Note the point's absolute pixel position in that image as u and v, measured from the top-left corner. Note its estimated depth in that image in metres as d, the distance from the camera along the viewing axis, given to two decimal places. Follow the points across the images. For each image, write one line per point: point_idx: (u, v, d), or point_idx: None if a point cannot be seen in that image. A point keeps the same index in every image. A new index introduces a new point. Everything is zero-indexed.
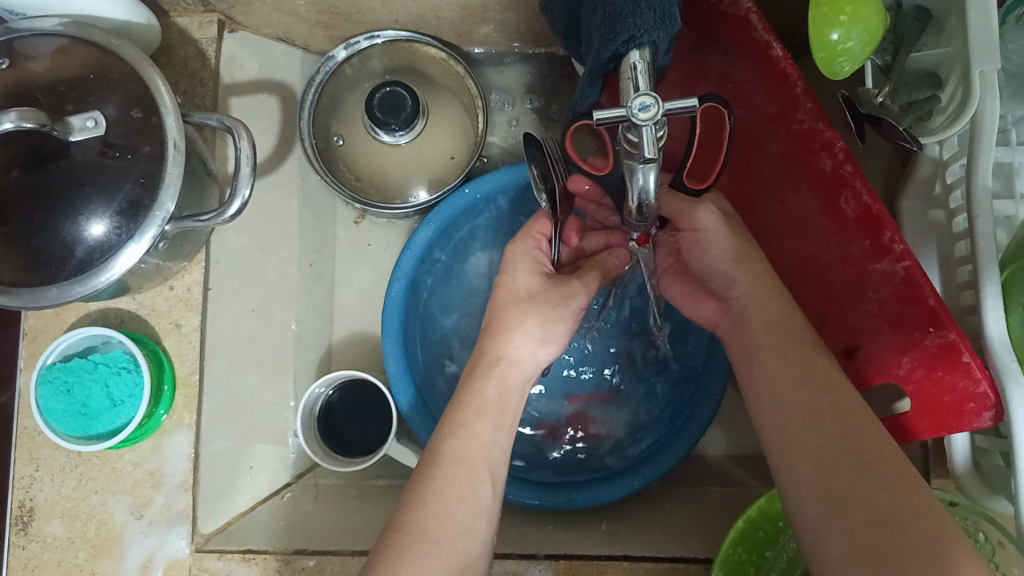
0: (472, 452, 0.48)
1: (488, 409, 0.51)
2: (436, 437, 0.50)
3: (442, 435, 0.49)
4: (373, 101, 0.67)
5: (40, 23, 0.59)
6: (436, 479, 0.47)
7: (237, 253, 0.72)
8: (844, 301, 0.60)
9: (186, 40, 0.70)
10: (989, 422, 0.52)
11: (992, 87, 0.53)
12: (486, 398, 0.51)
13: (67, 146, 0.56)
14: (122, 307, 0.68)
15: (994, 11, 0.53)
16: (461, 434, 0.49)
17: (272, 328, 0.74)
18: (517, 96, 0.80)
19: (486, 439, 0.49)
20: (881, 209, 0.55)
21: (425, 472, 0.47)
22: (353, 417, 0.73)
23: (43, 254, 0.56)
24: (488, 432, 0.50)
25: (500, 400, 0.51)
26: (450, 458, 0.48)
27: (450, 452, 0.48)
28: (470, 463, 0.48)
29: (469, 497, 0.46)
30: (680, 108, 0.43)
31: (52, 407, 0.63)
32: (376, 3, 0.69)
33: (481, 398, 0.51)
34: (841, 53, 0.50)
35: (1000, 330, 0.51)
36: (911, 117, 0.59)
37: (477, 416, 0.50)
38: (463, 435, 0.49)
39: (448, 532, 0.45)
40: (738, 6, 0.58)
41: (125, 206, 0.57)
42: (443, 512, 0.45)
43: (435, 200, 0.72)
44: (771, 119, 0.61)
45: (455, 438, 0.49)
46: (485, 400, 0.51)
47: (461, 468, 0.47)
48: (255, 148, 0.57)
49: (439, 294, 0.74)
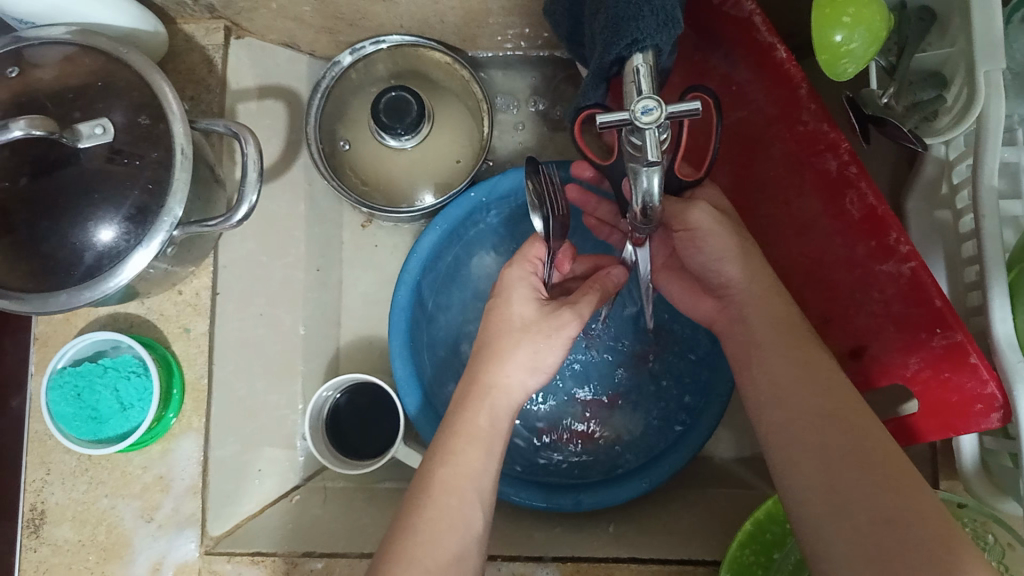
0: (463, 480, 0.49)
1: (478, 436, 0.51)
2: (426, 466, 0.50)
3: (432, 464, 0.49)
4: (378, 106, 0.67)
5: (48, 32, 0.60)
6: (426, 510, 0.47)
7: (244, 258, 0.72)
8: (850, 302, 0.60)
9: (192, 47, 0.71)
10: (997, 423, 0.52)
11: (998, 86, 0.53)
12: (478, 426, 0.51)
13: (75, 153, 0.56)
14: (130, 312, 0.68)
15: (998, 10, 0.53)
16: (451, 462, 0.49)
17: (279, 333, 0.75)
18: (522, 100, 0.80)
19: (476, 467, 0.49)
20: (886, 210, 0.55)
21: (416, 502, 0.48)
22: (359, 421, 0.73)
23: (52, 261, 0.57)
24: (479, 458, 0.50)
25: (491, 428, 0.51)
26: (440, 489, 0.48)
27: (441, 481, 0.48)
28: (461, 493, 0.48)
29: (459, 528, 0.47)
30: (682, 110, 0.43)
31: (62, 412, 0.64)
32: (380, 8, 0.69)
33: (473, 425, 0.51)
34: (844, 54, 0.50)
35: (1007, 329, 0.51)
36: (916, 117, 0.59)
37: (469, 443, 0.50)
38: (455, 463, 0.49)
39: (439, 557, 0.45)
40: (741, 7, 0.58)
41: (133, 212, 0.57)
42: (431, 543, 0.46)
43: (440, 203, 0.72)
44: (775, 120, 0.61)
45: (446, 467, 0.49)
46: (480, 421, 0.51)
47: (452, 499, 0.48)
48: (262, 152, 0.58)
49: (445, 298, 0.75)
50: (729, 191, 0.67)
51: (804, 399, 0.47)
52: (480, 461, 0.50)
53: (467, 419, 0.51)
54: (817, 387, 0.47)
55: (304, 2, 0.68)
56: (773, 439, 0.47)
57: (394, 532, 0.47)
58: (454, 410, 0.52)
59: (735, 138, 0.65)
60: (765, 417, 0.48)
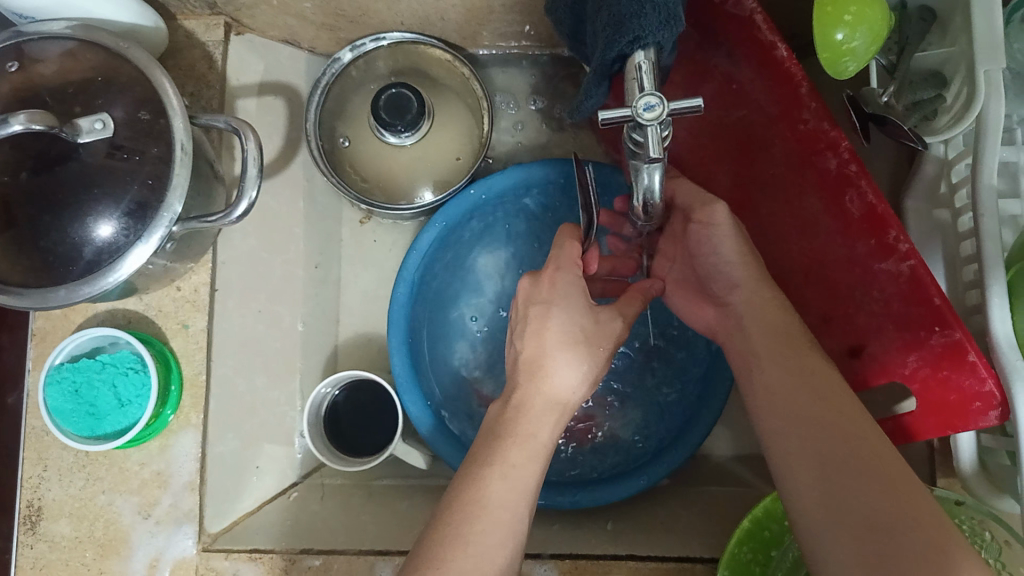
0: (517, 493, 0.47)
1: (533, 450, 0.50)
2: (480, 475, 0.48)
3: (489, 475, 0.48)
4: (379, 103, 0.67)
5: (48, 26, 0.59)
6: (481, 521, 0.46)
7: (244, 255, 0.72)
8: (849, 301, 0.60)
9: (193, 43, 0.71)
10: (994, 421, 0.52)
11: (998, 86, 0.53)
12: (537, 442, 0.50)
13: (75, 149, 0.56)
14: (129, 308, 0.68)
15: (999, 10, 0.53)
16: (509, 475, 0.48)
17: (278, 329, 0.74)
18: (521, 98, 0.80)
19: (530, 483, 0.48)
20: (887, 209, 0.55)
21: (466, 510, 0.46)
22: (359, 417, 0.73)
23: (52, 256, 0.56)
24: (534, 474, 0.49)
25: (547, 445, 0.51)
26: (495, 500, 0.47)
27: (497, 495, 0.47)
28: (516, 509, 0.47)
29: (509, 542, 0.46)
30: (685, 108, 0.43)
31: (60, 408, 0.63)
32: (382, 5, 0.69)
33: (531, 439, 0.50)
34: (846, 53, 0.50)
35: (1006, 329, 0.51)
36: (917, 117, 0.59)
37: (523, 456, 0.49)
38: (510, 474, 0.48)
39: (485, 568, 0.44)
40: (743, 5, 0.59)
41: (133, 207, 0.57)
42: (486, 557, 0.44)
43: (440, 201, 0.72)
44: (775, 119, 0.61)
45: (503, 480, 0.48)
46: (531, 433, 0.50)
47: (506, 512, 0.46)
48: (262, 148, 0.58)
49: (443, 296, 0.74)
50: (729, 191, 0.66)
51: (804, 398, 0.47)
52: (532, 475, 0.49)
53: (524, 431, 0.50)
54: (817, 384, 0.47)
55: None
56: (772, 437, 0.47)
57: (444, 536, 0.45)
58: (507, 419, 0.51)
59: (735, 137, 0.65)
60: (764, 414, 0.48)
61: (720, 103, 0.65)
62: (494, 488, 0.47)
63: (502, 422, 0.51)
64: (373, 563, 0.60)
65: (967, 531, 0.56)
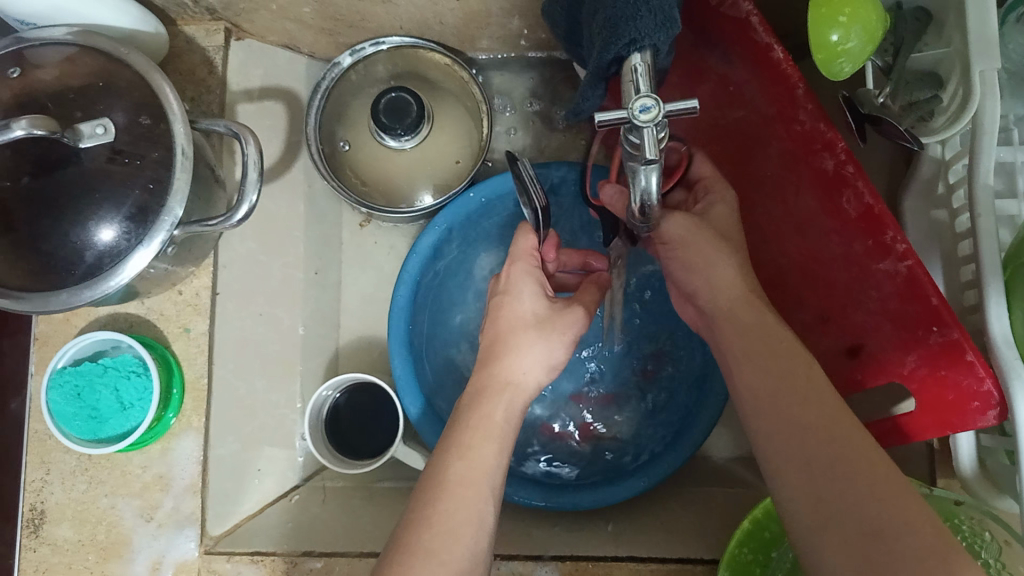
0: (478, 471, 0.48)
1: (495, 432, 0.51)
2: (438, 458, 0.49)
3: (447, 457, 0.49)
4: (378, 106, 0.68)
5: (49, 32, 0.60)
6: (441, 499, 0.47)
7: (244, 259, 0.73)
8: (847, 299, 0.61)
9: (193, 48, 0.71)
10: (993, 421, 0.52)
11: (993, 86, 0.53)
12: (493, 422, 0.51)
13: (76, 152, 0.57)
14: (131, 313, 0.69)
15: (993, 9, 0.53)
16: (468, 455, 0.49)
17: (278, 332, 0.75)
18: (519, 101, 0.81)
19: (492, 461, 0.49)
20: (883, 209, 0.55)
21: (430, 492, 0.47)
22: (359, 420, 0.73)
23: (53, 260, 0.57)
24: (494, 452, 0.50)
25: (507, 423, 0.52)
26: (455, 479, 0.48)
27: (456, 474, 0.48)
28: (476, 485, 0.48)
29: (473, 517, 0.46)
30: (679, 109, 0.43)
31: (62, 411, 0.64)
32: (380, 9, 0.69)
33: (488, 420, 0.51)
34: (841, 54, 0.50)
35: (1004, 326, 0.52)
36: (913, 117, 0.60)
37: (482, 434, 0.50)
38: (471, 453, 0.49)
39: (452, 543, 0.45)
40: (738, 8, 0.58)
41: (134, 211, 0.57)
42: (447, 532, 0.45)
43: (439, 204, 0.72)
44: (772, 119, 0.61)
45: (461, 460, 0.49)
46: (488, 408, 0.52)
47: (469, 491, 0.47)
48: (262, 152, 0.58)
49: (443, 297, 0.75)
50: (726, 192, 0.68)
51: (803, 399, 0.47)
52: (491, 452, 0.50)
53: (481, 410, 0.51)
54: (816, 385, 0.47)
55: (304, 3, 0.68)
56: None
57: (407, 522, 0.46)
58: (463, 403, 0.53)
59: (733, 137, 0.65)
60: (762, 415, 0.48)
61: (718, 105, 0.65)
62: (452, 468, 0.48)
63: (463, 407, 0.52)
64: (374, 564, 0.60)
65: (966, 531, 0.56)
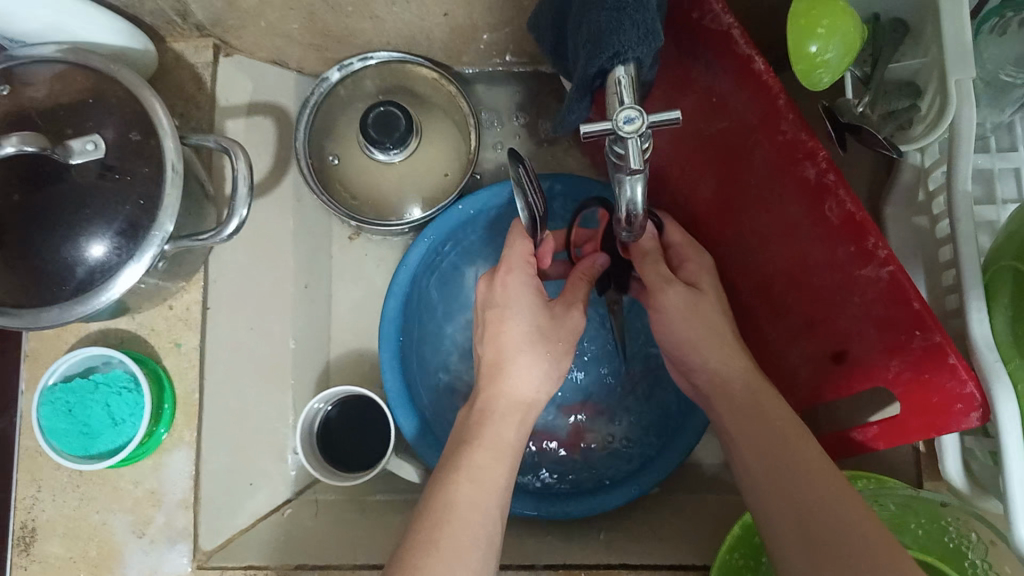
0: (487, 493, 0.49)
1: (504, 452, 0.52)
2: (446, 479, 0.50)
3: (457, 478, 0.50)
4: (367, 121, 0.69)
5: (39, 50, 0.61)
6: (448, 522, 0.47)
7: (235, 273, 0.73)
8: (831, 306, 0.61)
9: (183, 65, 0.72)
10: (976, 422, 0.54)
11: (969, 94, 0.54)
12: (502, 440, 0.53)
13: (66, 169, 0.57)
14: (121, 328, 0.69)
15: (966, 20, 0.54)
16: (477, 477, 0.50)
17: (269, 346, 0.75)
18: (506, 116, 0.81)
19: (501, 481, 0.51)
20: (865, 216, 0.55)
21: (438, 513, 0.48)
22: (351, 432, 0.73)
23: (45, 276, 0.57)
24: (502, 473, 0.51)
25: (518, 445, 0.53)
26: (465, 501, 0.48)
27: (466, 496, 0.49)
28: (484, 507, 0.48)
29: (481, 538, 0.47)
30: (662, 120, 0.44)
31: (53, 427, 0.64)
32: (368, 25, 0.70)
33: (500, 440, 0.53)
34: (820, 65, 0.51)
35: (984, 330, 0.53)
36: (892, 125, 0.61)
37: (487, 457, 0.51)
38: (477, 474, 0.50)
39: (461, 566, 0.45)
40: (721, 21, 0.60)
41: (125, 227, 0.58)
42: (456, 553, 0.46)
43: (428, 216, 0.73)
44: (755, 129, 0.61)
45: (471, 482, 0.50)
46: (491, 431, 0.53)
47: (477, 513, 0.48)
48: (252, 167, 0.59)
49: (435, 308, 0.75)
50: (715, 200, 0.69)
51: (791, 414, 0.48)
52: (496, 474, 0.51)
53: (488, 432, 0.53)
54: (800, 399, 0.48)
55: (292, 20, 0.69)
56: None
57: (419, 541, 0.46)
58: (466, 428, 0.54)
59: (718, 147, 0.66)
60: None
61: (703, 115, 0.66)
62: (461, 490, 0.49)
63: (467, 431, 0.54)
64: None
65: (953, 531, 0.58)
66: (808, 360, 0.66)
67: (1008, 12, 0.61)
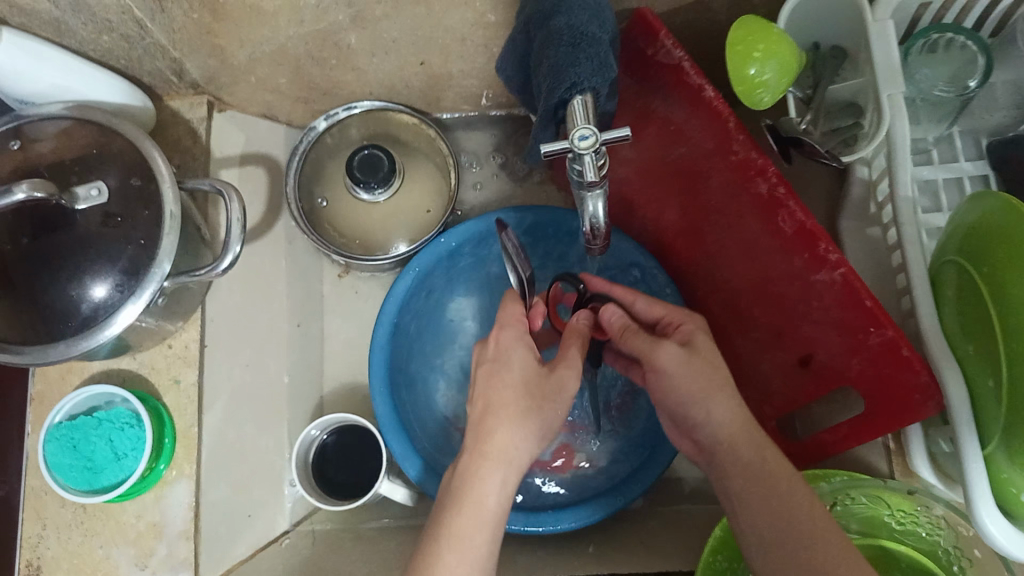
0: (469, 564, 0.48)
1: (486, 517, 0.51)
2: (427, 553, 0.49)
3: (438, 551, 0.49)
4: (353, 163, 0.73)
5: (46, 108, 0.65)
6: None
7: (231, 312, 0.76)
8: (794, 313, 0.65)
9: (178, 119, 0.77)
10: (933, 411, 0.56)
11: (900, 108, 0.60)
12: (484, 507, 0.51)
13: (72, 214, 0.62)
14: (124, 368, 0.72)
15: (893, 43, 0.60)
16: (458, 547, 0.49)
17: (264, 381, 0.78)
18: (484, 157, 0.86)
19: (483, 551, 0.49)
20: (815, 224, 0.59)
21: None
22: (345, 462, 0.75)
23: (51, 313, 0.61)
24: (485, 541, 0.50)
25: (499, 509, 0.52)
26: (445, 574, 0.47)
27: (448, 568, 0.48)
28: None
29: None
30: (615, 137, 0.49)
31: (58, 463, 0.66)
32: (350, 77, 0.75)
33: (479, 505, 0.51)
34: (759, 85, 0.56)
35: (933, 322, 0.58)
36: (836, 140, 0.66)
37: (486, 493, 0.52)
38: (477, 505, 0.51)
39: None
40: (672, 55, 0.65)
41: (127, 267, 0.62)
42: None
43: (412, 249, 0.78)
44: (712, 152, 0.66)
45: (453, 553, 0.49)
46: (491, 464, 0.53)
47: None
48: (245, 207, 0.64)
49: (422, 338, 0.79)
50: (682, 224, 0.73)
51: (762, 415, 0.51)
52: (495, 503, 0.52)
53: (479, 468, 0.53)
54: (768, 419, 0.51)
55: (280, 74, 0.75)
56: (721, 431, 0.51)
57: None
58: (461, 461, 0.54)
59: (681, 172, 0.70)
60: None
61: (665, 144, 0.71)
62: (442, 563, 0.48)
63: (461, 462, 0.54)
64: None
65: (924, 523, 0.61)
66: (777, 370, 0.69)
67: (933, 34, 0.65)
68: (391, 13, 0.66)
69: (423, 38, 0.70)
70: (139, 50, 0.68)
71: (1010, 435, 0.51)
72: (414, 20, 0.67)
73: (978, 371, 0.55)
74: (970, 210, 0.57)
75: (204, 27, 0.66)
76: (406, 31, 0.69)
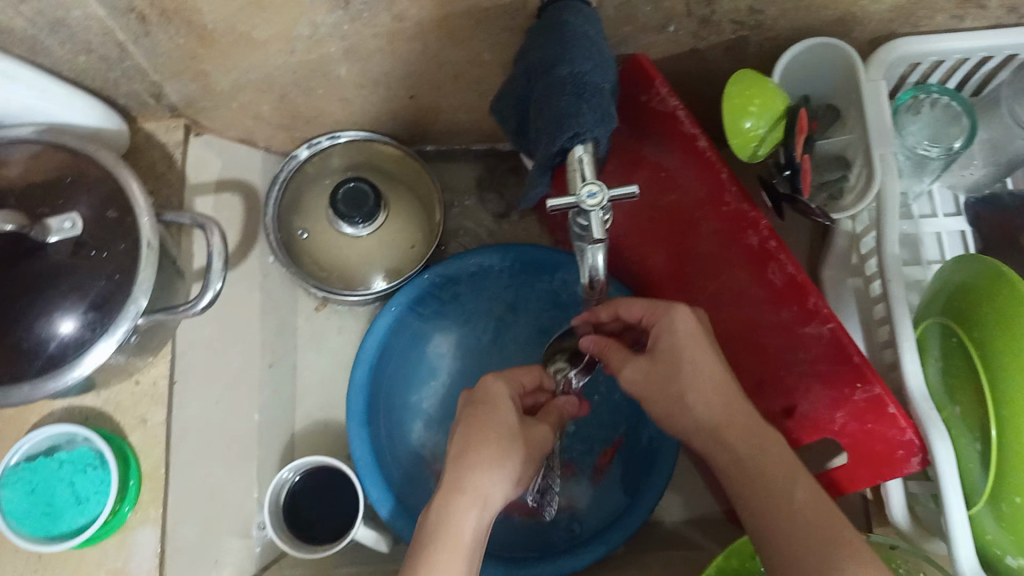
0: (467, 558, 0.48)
1: (461, 546, 0.49)
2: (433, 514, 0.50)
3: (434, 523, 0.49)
4: (337, 196, 0.72)
5: (16, 130, 0.62)
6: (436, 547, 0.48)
7: (195, 351, 0.72)
8: (781, 363, 0.66)
9: (154, 143, 0.74)
10: (917, 466, 0.60)
11: (891, 166, 0.61)
12: (461, 537, 0.49)
13: (43, 247, 0.59)
14: (86, 404, 0.68)
15: (886, 104, 0.62)
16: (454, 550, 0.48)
17: (234, 419, 0.74)
18: (467, 195, 0.85)
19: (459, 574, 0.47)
20: (806, 278, 0.62)
21: (434, 542, 0.49)
22: (319, 501, 0.72)
23: (19, 350, 0.57)
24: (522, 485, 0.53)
25: (475, 542, 0.49)
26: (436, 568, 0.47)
27: (450, 516, 0.50)
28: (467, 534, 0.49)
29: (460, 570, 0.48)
30: (623, 193, 0.49)
31: (14, 509, 0.63)
32: (336, 107, 0.74)
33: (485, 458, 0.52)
34: (754, 139, 0.59)
35: (918, 381, 0.60)
36: (824, 194, 0.67)
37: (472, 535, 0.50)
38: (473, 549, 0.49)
39: None
40: (665, 104, 0.66)
41: (100, 301, 0.59)
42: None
43: (393, 288, 0.75)
44: (702, 201, 0.67)
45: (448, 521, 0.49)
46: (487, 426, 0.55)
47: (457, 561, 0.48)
48: (226, 243, 0.61)
49: (399, 379, 0.77)
50: (665, 267, 0.74)
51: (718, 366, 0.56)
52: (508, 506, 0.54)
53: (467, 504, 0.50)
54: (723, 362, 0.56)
55: (263, 100, 0.72)
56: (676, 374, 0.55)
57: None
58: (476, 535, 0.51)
59: (669, 219, 0.71)
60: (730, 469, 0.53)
61: (652, 189, 0.72)
62: (456, 522, 0.49)
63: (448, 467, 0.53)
64: None
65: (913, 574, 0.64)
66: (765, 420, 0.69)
67: (920, 95, 0.66)
68: (385, 48, 0.64)
69: (416, 73, 0.69)
70: (117, 72, 0.65)
71: (999, 500, 0.54)
72: (407, 56, 0.66)
73: (964, 430, 0.58)
74: (944, 277, 0.61)
75: (190, 53, 0.63)
76: (398, 65, 0.67)
